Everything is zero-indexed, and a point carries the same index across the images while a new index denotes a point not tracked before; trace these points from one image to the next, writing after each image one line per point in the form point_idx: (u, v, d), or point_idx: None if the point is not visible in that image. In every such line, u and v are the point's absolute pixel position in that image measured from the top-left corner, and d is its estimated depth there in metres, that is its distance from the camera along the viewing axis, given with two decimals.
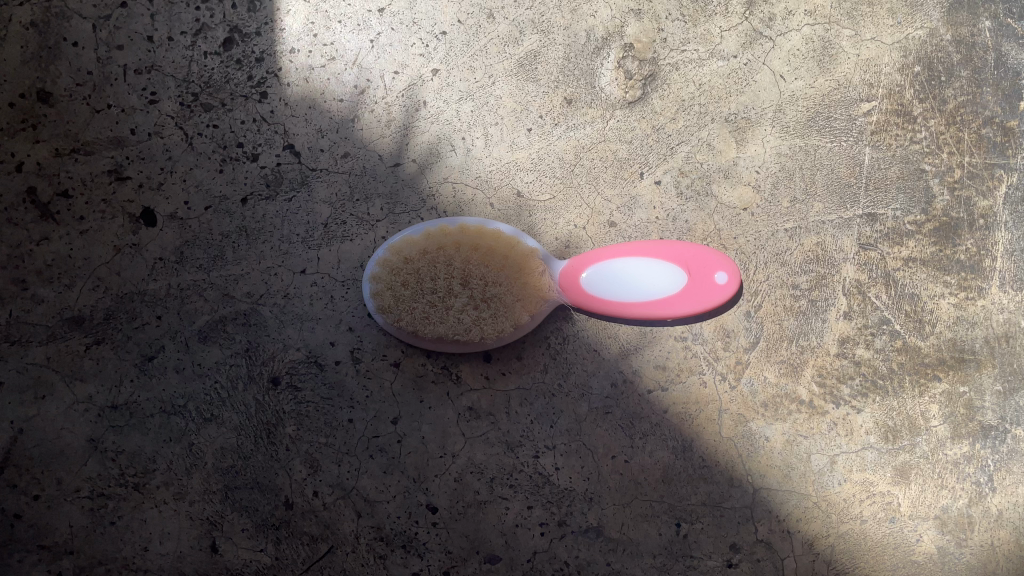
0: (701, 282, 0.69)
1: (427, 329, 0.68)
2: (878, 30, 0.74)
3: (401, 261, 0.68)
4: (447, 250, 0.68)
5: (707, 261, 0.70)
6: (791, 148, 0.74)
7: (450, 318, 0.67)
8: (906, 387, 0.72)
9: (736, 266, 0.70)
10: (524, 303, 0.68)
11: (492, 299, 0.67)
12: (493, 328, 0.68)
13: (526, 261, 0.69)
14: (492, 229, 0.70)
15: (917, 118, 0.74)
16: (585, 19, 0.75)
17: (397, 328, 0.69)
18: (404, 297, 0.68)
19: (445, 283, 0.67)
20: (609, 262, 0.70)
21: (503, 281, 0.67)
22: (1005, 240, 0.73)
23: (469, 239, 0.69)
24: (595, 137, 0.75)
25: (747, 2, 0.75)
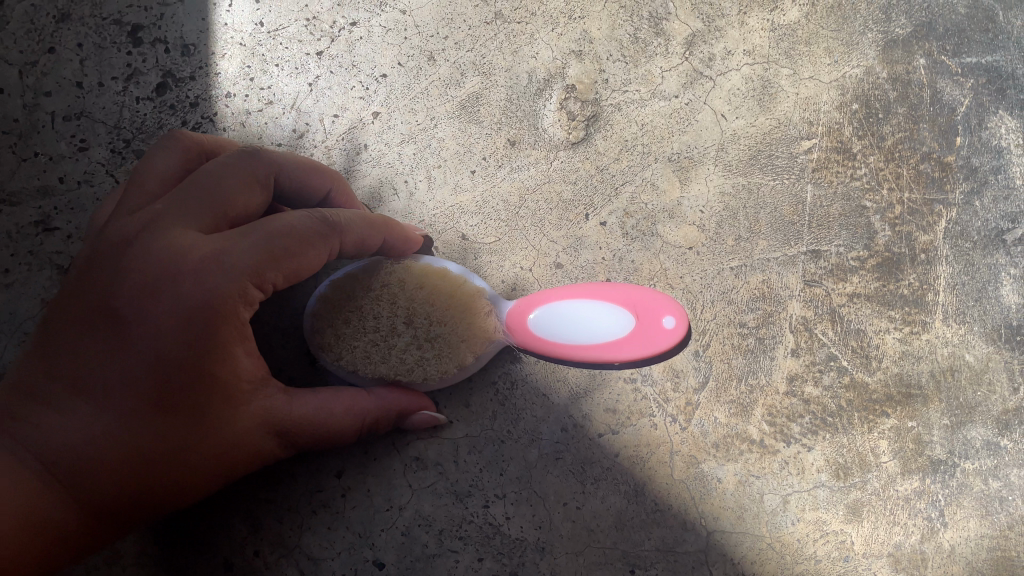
0: (648, 326, 0.69)
1: (367, 368, 0.65)
2: (816, 69, 0.75)
3: (342, 298, 0.67)
4: (391, 287, 0.66)
5: (654, 306, 0.70)
6: (734, 186, 0.74)
7: (392, 357, 0.65)
8: (855, 423, 0.72)
9: (683, 312, 0.70)
10: (469, 343, 0.67)
11: (436, 339, 0.66)
12: (437, 369, 0.66)
13: (472, 299, 0.68)
14: (438, 267, 0.69)
15: (857, 155, 0.75)
16: (526, 60, 0.75)
17: (338, 369, 0.67)
18: (345, 334, 0.66)
19: (387, 322, 0.65)
20: (556, 304, 0.69)
21: (448, 320, 0.66)
22: (946, 274, 0.74)
23: (414, 276, 0.67)
24: (539, 179, 0.74)
25: (686, 43, 0.75)
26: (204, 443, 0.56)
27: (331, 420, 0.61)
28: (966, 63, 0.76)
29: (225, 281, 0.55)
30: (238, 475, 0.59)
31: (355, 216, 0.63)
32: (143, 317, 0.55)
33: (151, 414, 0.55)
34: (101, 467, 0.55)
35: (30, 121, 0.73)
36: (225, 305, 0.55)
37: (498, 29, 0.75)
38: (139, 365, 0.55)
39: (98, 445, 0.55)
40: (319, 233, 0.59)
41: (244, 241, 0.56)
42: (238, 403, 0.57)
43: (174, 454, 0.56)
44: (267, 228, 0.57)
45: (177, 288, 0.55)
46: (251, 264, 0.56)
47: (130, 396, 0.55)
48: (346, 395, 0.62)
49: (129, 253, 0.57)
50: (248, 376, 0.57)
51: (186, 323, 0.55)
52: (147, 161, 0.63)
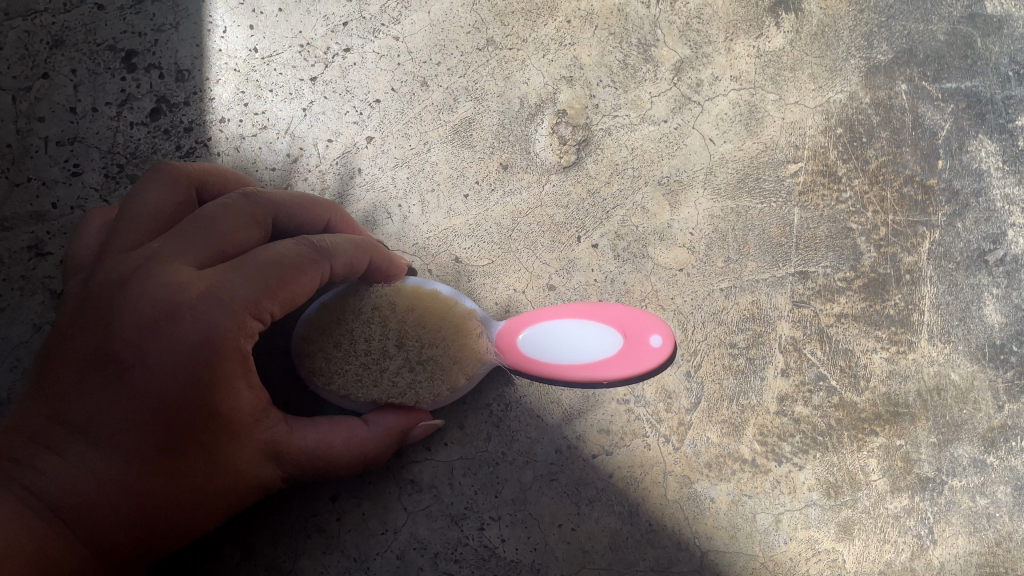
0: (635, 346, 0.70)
1: (360, 392, 0.65)
2: (801, 94, 0.77)
3: (334, 321, 0.67)
4: (384, 309, 0.66)
5: (642, 324, 0.71)
6: (723, 209, 0.75)
7: (384, 381, 0.65)
8: (844, 442, 0.73)
9: (670, 333, 0.71)
10: (460, 366, 0.67)
11: (428, 361, 0.66)
12: (429, 392, 0.67)
13: (463, 322, 0.68)
14: (430, 289, 0.69)
15: (842, 178, 0.76)
16: (518, 86, 0.76)
17: (329, 390, 0.67)
18: (335, 356, 0.66)
19: (379, 344, 0.65)
20: (544, 323, 0.71)
21: (440, 342, 0.66)
22: (931, 294, 0.76)
23: (406, 299, 0.68)
24: (531, 202, 0.75)
25: (675, 69, 0.76)
26: (209, 480, 0.57)
27: (332, 450, 0.62)
28: (946, 88, 0.78)
29: (220, 325, 0.55)
30: (247, 500, 0.61)
31: (346, 241, 0.62)
32: (139, 364, 0.55)
33: (154, 457, 0.56)
34: (110, 513, 0.56)
35: (28, 145, 0.73)
36: (222, 350, 0.55)
37: (490, 55, 0.76)
38: (137, 413, 0.55)
39: (105, 492, 0.56)
40: (313, 268, 0.59)
41: (240, 282, 0.56)
42: (241, 434, 0.57)
43: (181, 494, 0.57)
44: (259, 263, 0.57)
45: (173, 335, 0.55)
46: (247, 303, 0.56)
47: (132, 443, 0.55)
48: (343, 425, 0.63)
49: (123, 298, 0.56)
50: (248, 407, 0.58)
51: (183, 371, 0.54)
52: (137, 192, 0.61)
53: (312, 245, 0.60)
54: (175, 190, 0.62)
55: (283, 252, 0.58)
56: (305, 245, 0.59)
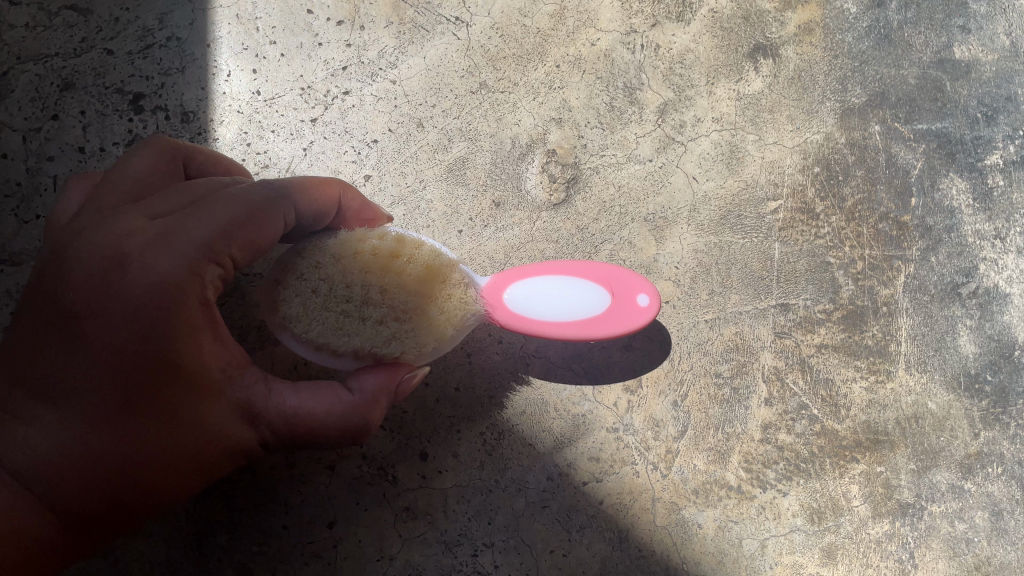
0: (619, 301, 0.65)
1: (338, 340, 0.59)
2: (779, 135, 0.80)
3: (310, 268, 0.61)
4: (365, 255, 0.62)
5: (630, 283, 0.66)
6: (706, 244, 0.78)
7: (366, 328, 0.59)
8: (827, 468, 0.75)
9: (655, 293, 0.66)
10: (447, 317, 0.62)
11: (414, 309, 0.61)
12: (416, 343, 0.60)
13: (448, 276, 0.64)
14: (412, 239, 0.65)
15: (820, 215, 0.79)
16: (509, 127, 0.79)
17: (302, 341, 0.60)
18: (312, 304, 0.60)
19: (361, 291, 0.60)
20: (527, 283, 0.67)
21: (425, 291, 0.62)
22: (907, 325, 0.79)
23: (388, 246, 0.63)
24: (523, 237, 0.77)
25: (659, 111, 0.80)
26: (173, 441, 0.54)
27: (312, 413, 0.55)
28: (917, 129, 0.82)
29: (174, 271, 0.53)
30: (222, 467, 0.57)
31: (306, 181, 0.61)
32: (91, 316, 0.52)
33: (112, 415, 0.53)
34: (68, 479, 0.53)
35: (35, 186, 0.76)
36: (177, 298, 0.53)
37: (482, 98, 0.80)
38: (90, 368, 0.52)
39: (59, 456, 0.53)
40: (272, 211, 0.58)
41: (198, 227, 0.54)
42: (206, 392, 0.54)
43: (145, 457, 0.53)
44: (217, 207, 0.55)
45: (124, 284, 0.52)
46: (204, 249, 0.54)
47: (85, 402, 0.52)
48: (325, 390, 0.56)
49: (75, 250, 0.53)
50: (212, 363, 0.54)
51: (135, 321, 0.52)
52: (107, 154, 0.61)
53: (275, 190, 0.58)
54: (150, 151, 0.61)
55: (247, 196, 0.57)
56: (266, 192, 0.58)
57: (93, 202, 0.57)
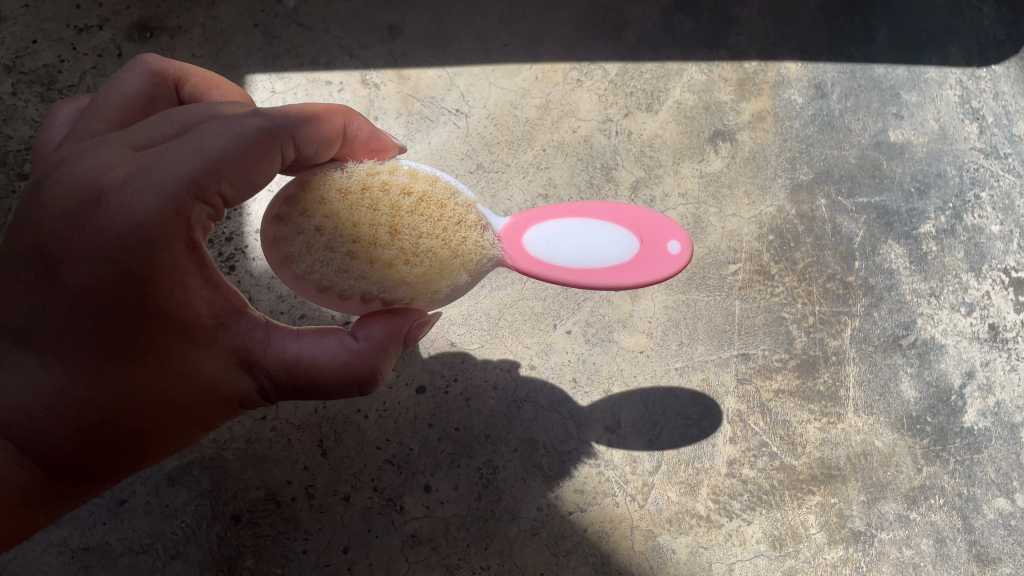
0: (650, 248, 0.61)
1: (342, 281, 0.60)
2: (738, 207, 0.92)
3: (316, 202, 0.61)
4: (374, 193, 0.62)
5: (661, 229, 0.62)
6: (675, 301, 0.89)
7: (372, 270, 0.60)
8: (786, 500, 0.85)
9: (688, 239, 0.61)
10: (458, 260, 0.62)
11: (423, 253, 0.61)
12: (423, 288, 0.61)
13: (464, 214, 0.64)
14: (426, 175, 0.65)
15: (774, 276, 0.91)
16: (503, 201, 0.91)
17: (302, 282, 0.60)
18: (315, 242, 0.60)
19: (369, 231, 0.60)
20: (549, 225, 0.63)
21: (436, 233, 0.62)
22: (854, 372, 0.89)
23: (399, 184, 0.63)
24: (515, 296, 0.88)
25: (633, 187, 0.92)
26: (162, 391, 0.52)
27: (315, 363, 0.55)
28: (859, 202, 0.94)
29: (156, 205, 0.49)
30: (217, 414, 0.56)
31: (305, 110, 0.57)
32: (67, 253, 0.49)
33: (96, 363, 0.50)
34: (46, 432, 0.51)
35: None
36: (161, 233, 0.49)
37: (479, 177, 0.92)
38: (69, 311, 0.49)
39: (35, 408, 0.50)
40: (275, 147, 0.54)
41: (178, 154, 0.50)
42: (199, 340, 0.53)
43: (134, 406, 0.52)
44: (202, 136, 0.51)
45: (101, 220, 0.49)
46: (187, 180, 0.50)
47: (64, 348, 0.50)
48: (330, 339, 0.56)
49: (46, 182, 0.50)
50: (201, 308, 0.53)
51: (115, 261, 0.49)
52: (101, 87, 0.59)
53: (266, 119, 0.54)
54: (152, 88, 0.60)
55: (234, 125, 0.52)
56: (258, 120, 0.53)
57: (80, 134, 0.55)
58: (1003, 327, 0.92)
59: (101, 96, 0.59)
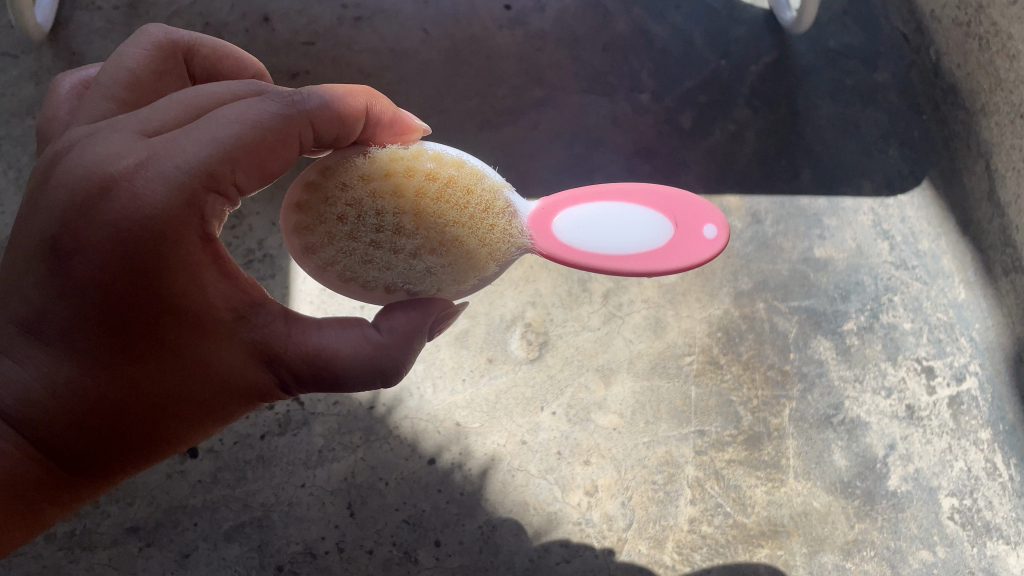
0: (689, 234, 0.75)
1: (368, 271, 0.72)
2: (691, 310, 1.14)
3: (342, 195, 0.73)
4: (395, 185, 0.74)
5: (697, 214, 0.77)
6: (641, 387, 1.09)
7: (394, 261, 0.72)
8: (739, 552, 1.01)
9: (726, 222, 0.76)
10: (475, 253, 0.75)
11: (440, 246, 0.73)
12: (441, 277, 0.73)
13: (480, 206, 0.76)
14: (444, 165, 0.77)
15: (722, 366, 1.11)
16: (499, 307, 1.12)
17: (332, 277, 0.73)
18: (338, 233, 0.73)
19: (391, 224, 0.73)
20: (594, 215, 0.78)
21: (452, 224, 0.74)
22: (794, 445, 1.07)
23: (419, 177, 0.75)
24: (509, 383, 1.08)
25: (605, 295, 1.13)
26: (181, 374, 0.61)
27: (331, 351, 0.63)
28: (792, 305, 1.15)
29: (168, 196, 0.56)
30: (236, 395, 0.64)
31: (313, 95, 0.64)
32: (79, 245, 0.56)
33: (120, 350, 0.59)
34: (76, 411, 0.60)
35: None
36: (171, 223, 0.57)
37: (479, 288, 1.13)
38: (92, 302, 0.57)
39: (64, 391, 0.59)
40: (287, 136, 0.62)
41: (190, 146, 0.57)
42: (213, 329, 0.61)
43: (146, 391, 0.61)
44: (212, 129, 0.58)
45: (115, 209, 0.56)
46: (200, 171, 0.57)
47: (82, 338, 0.58)
48: (347, 333, 0.64)
49: (60, 169, 0.57)
50: (215, 299, 0.60)
51: (129, 251, 0.56)
52: (112, 61, 0.68)
53: (275, 107, 0.61)
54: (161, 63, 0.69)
55: (243, 113, 0.60)
56: (267, 110, 0.60)
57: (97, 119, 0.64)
58: (918, 407, 1.10)
59: (114, 70, 0.67)
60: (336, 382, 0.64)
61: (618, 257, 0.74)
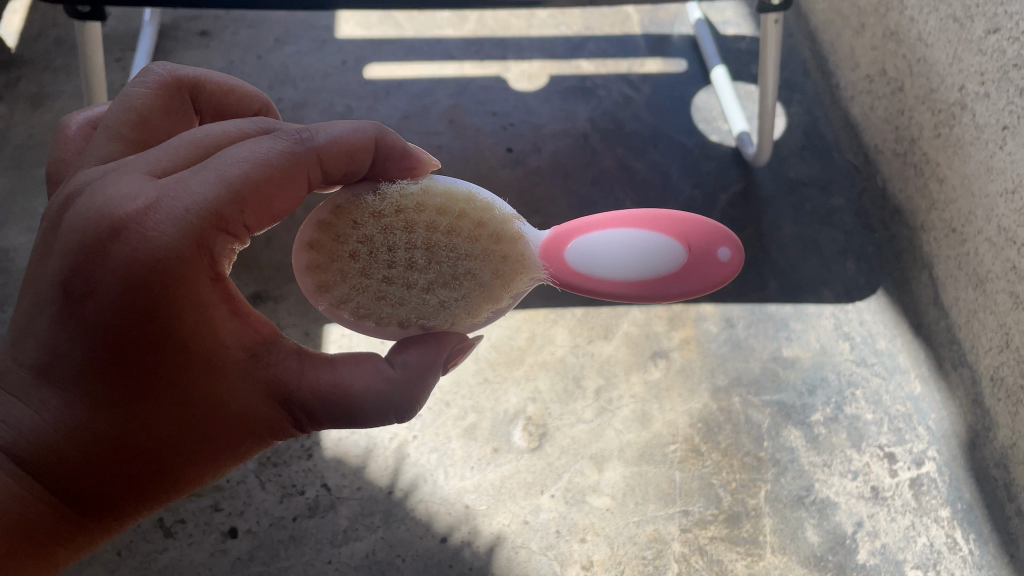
0: (706, 254, 0.80)
1: (381, 308, 0.76)
2: (673, 403, 1.29)
3: (356, 234, 0.77)
4: (409, 222, 0.77)
5: (709, 237, 0.80)
6: (630, 472, 1.22)
7: (409, 297, 0.76)
8: None
9: (739, 243, 0.81)
10: (489, 290, 0.78)
11: (455, 280, 0.77)
12: (454, 313, 0.77)
13: (493, 238, 0.79)
14: (459, 197, 0.80)
15: (703, 452, 1.24)
16: (504, 402, 1.28)
17: (345, 316, 0.77)
18: (349, 271, 0.77)
19: (404, 258, 0.77)
20: (603, 239, 0.81)
21: (464, 259, 0.77)
22: (769, 523, 1.19)
23: (433, 212, 0.78)
24: (512, 469, 1.21)
25: (597, 392, 1.29)
26: (192, 418, 0.64)
27: (347, 387, 0.66)
28: (764, 398, 1.30)
29: (178, 235, 0.60)
30: (246, 438, 0.67)
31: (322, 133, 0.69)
32: (93, 287, 0.59)
33: (130, 394, 0.61)
34: (87, 458, 0.62)
35: None
36: (180, 263, 0.60)
37: (486, 387, 1.30)
38: (104, 346, 0.60)
39: (74, 439, 0.61)
40: (297, 172, 0.66)
41: (200, 187, 0.61)
42: (224, 367, 0.64)
43: (162, 434, 0.63)
44: (221, 167, 0.62)
45: (126, 249, 0.59)
46: (210, 210, 0.61)
47: (92, 383, 0.61)
48: (366, 369, 0.68)
49: (74, 214, 0.62)
50: (226, 339, 0.64)
51: (140, 290, 0.59)
52: (119, 102, 0.73)
53: (284, 145, 0.66)
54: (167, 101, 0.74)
55: (251, 151, 0.64)
56: (276, 147, 0.65)
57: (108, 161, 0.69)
58: (882, 488, 1.22)
59: (121, 110, 0.72)
60: (353, 418, 0.67)
61: (639, 284, 0.80)
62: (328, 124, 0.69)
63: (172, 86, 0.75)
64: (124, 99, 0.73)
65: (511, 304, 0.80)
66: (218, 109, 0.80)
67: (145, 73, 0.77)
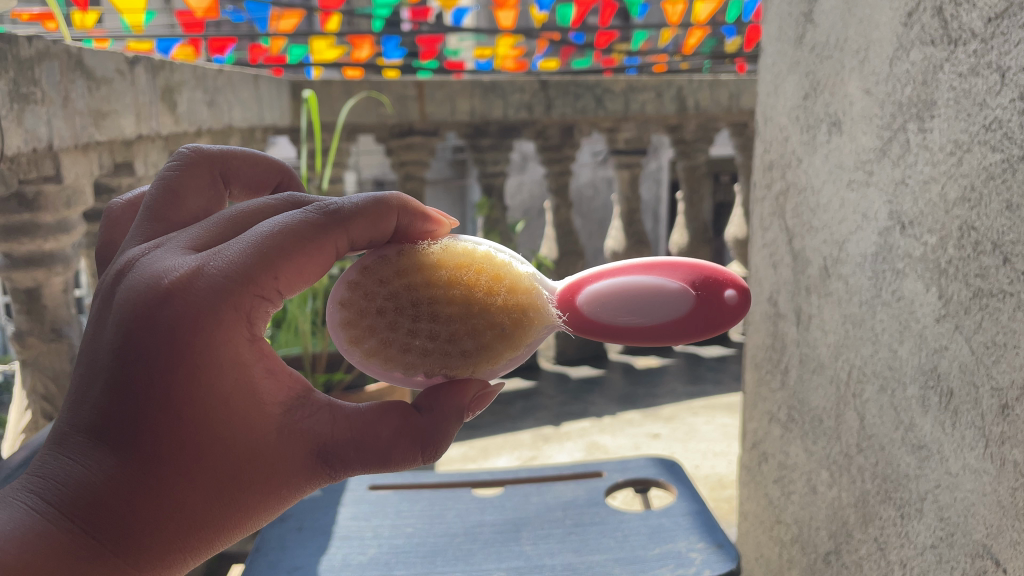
0: (699, 315, 1.25)
1: (410, 354, 1.24)
2: None
3: (388, 288, 1.21)
4: (433, 278, 1.22)
5: (704, 304, 1.25)
6: None
7: (437, 341, 1.23)
8: None
9: (731, 312, 1.26)
10: (502, 339, 1.26)
11: (477, 327, 1.25)
12: (473, 360, 1.25)
13: (502, 290, 1.27)
14: (474, 257, 1.27)
15: None
16: None
17: (373, 367, 1.26)
18: (381, 324, 1.22)
19: (429, 312, 1.22)
20: (620, 285, 1.26)
21: (482, 315, 1.25)
22: None
23: (451, 270, 1.24)
24: None
25: None
26: (220, 451, 0.98)
27: (376, 433, 1.06)
28: None
29: (219, 301, 0.96)
30: (270, 466, 1.03)
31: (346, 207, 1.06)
32: (146, 350, 0.94)
33: (171, 431, 0.95)
34: (132, 490, 0.94)
35: None
36: (221, 322, 0.96)
37: None
38: (152, 395, 0.94)
39: (122, 473, 0.93)
40: (321, 244, 1.02)
41: (235, 259, 0.98)
42: (255, 414, 1.01)
43: (194, 473, 0.97)
44: (253, 244, 0.99)
45: (177, 315, 0.95)
46: (245, 278, 0.97)
47: (139, 425, 0.94)
48: (392, 417, 1.08)
49: (130, 291, 0.97)
50: (252, 391, 1.00)
51: (187, 345, 0.94)
52: (160, 183, 1.15)
53: (304, 216, 1.02)
54: (189, 185, 1.17)
55: (278, 224, 1.01)
56: (295, 220, 1.01)
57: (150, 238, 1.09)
58: None
59: (163, 189, 1.14)
60: (375, 451, 1.06)
61: (644, 330, 1.26)
62: (347, 200, 1.06)
63: (194, 163, 1.19)
64: (164, 179, 1.15)
65: (517, 352, 1.28)
66: (237, 178, 1.28)
67: (176, 155, 1.20)
